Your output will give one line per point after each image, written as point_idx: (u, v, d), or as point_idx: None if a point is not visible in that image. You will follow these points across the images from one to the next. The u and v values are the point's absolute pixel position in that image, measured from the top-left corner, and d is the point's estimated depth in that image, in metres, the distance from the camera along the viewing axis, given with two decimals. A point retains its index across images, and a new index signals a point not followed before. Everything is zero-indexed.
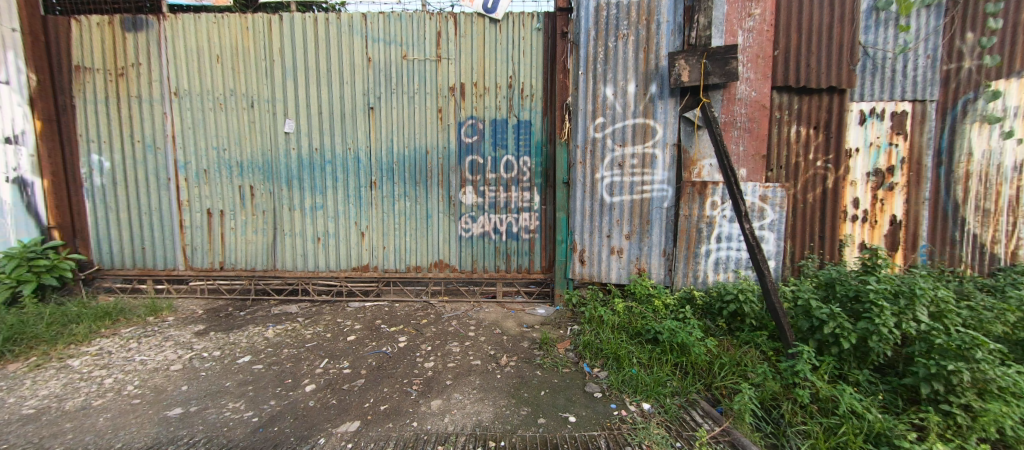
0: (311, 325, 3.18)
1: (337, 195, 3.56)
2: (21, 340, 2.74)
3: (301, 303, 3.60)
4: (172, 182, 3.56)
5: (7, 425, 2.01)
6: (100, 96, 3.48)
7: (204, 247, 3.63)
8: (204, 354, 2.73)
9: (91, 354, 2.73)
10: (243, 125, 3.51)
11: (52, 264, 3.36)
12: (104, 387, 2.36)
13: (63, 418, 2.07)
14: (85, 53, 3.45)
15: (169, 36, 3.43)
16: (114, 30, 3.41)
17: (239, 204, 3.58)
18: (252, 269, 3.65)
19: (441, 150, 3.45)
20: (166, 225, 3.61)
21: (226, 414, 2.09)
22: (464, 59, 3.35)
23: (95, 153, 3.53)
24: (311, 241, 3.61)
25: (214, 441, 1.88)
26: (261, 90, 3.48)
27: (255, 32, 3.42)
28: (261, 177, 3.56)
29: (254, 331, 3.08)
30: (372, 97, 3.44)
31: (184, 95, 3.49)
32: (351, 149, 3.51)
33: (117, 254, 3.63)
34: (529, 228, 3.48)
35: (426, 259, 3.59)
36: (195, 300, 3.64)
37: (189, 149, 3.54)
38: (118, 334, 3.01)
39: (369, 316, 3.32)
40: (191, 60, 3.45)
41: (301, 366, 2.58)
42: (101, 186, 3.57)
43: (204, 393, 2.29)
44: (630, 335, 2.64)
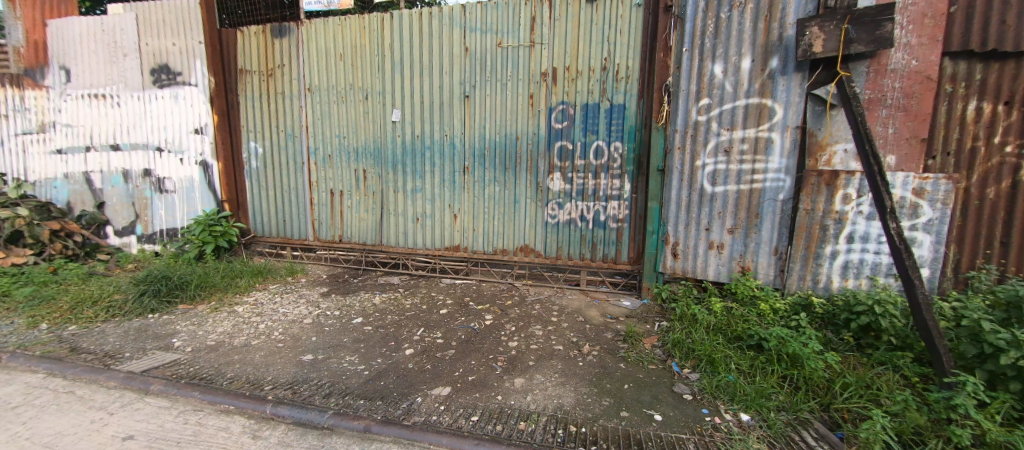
0: (410, 296, 3.53)
1: (434, 179, 3.84)
2: (206, 287, 3.55)
3: (402, 276, 4.02)
4: (305, 165, 4.20)
5: (199, 351, 2.64)
6: (255, 93, 4.22)
7: (328, 222, 4.23)
8: (328, 312, 3.23)
9: (250, 303, 3.41)
10: (359, 115, 3.96)
11: (223, 231, 4.23)
12: (259, 330, 2.94)
13: (232, 351, 2.64)
14: (246, 57, 4.18)
15: (305, 40, 3.99)
16: (266, 37, 4.08)
17: (354, 185, 4.09)
18: (363, 243, 4.16)
19: (531, 136, 3.48)
20: (300, 202, 4.28)
21: (344, 365, 2.46)
22: (557, 42, 3.30)
23: (252, 141, 4.31)
24: (411, 221, 3.97)
25: (335, 386, 2.23)
26: (374, 83, 3.87)
27: (370, 31, 3.80)
28: (372, 162, 4.00)
29: (364, 297, 3.54)
30: (468, 85, 3.60)
31: (315, 90, 4.06)
32: (448, 136, 3.73)
33: (266, 224, 4.43)
34: (617, 217, 3.36)
35: (513, 243, 3.69)
36: (320, 266, 4.30)
37: (318, 137, 4.12)
38: (267, 289, 3.71)
39: (459, 293, 3.57)
40: (320, 59, 3.98)
41: (402, 331, 2.89)
42: (255, 168, 4.36)
43: (328, 345, 2.72)
44: (728, 338, 2.41)
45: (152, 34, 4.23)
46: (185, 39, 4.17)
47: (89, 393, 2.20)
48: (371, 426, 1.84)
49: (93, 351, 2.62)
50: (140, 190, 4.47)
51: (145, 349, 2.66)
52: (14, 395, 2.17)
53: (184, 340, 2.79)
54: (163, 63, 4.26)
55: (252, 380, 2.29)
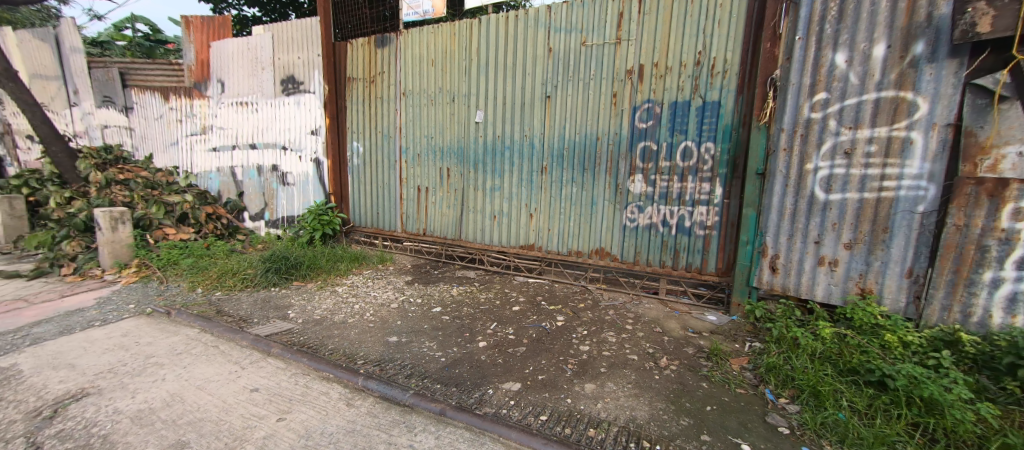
0: (484, 291, 3.67)
1: (512, 179, 3.93)
2: (314, 269, 4.08)
3: (478, 271, 4.19)
4: (397, 163, 4.60)
5: (307, 323, 3.05)
6: (360, 99, 4.72)
7: (414, 216, 4.58)
8: (411, 299, 3.50)
9: (347, 285, 3.84)
10: (446, 117, 4.21)
11: (329, 220, 4.82)
12: (354, 309, 3.30)
13: (332, 326, 3.00)
14: (353, 66, 4.70)
15: (402, 48, 4.36)
16: (370, 48, 4.55)
17: (439, 183, 4.36)
18: (444, 237, 4.42)
19: (612, 136, 3.38)
20: (392, 197, 4.69)
21: (424, 349, 2.64)
22: (645, 37, 3.15)
23: (355, 141, 4.85)
24: (489, 218, 4.12)
25: (416, 368, 2.42)
26: (461, 87, 4.08)
27: (460, 37, 4.01)
28: (456, 161, 4.23)
29: (443, 288, 3.77)
30: (550, 85, 3.61)
31: (408, 94, 4.42)
32: (528, 136, 3.79)
33: (363, 216, 4.95)
34: (705, 224, 3.10)
35: (588, 245, 3.62)
36: (406, 256, 4.68)
37: (409, 137, 4.48)
38: (362, 273, 4.16)
39: (532, 292, 3.61)
40: (415, 65, 4.32)
41: (476, 324, 3.01)
42: (357, 166, 4.89)
43: (410, 330, 2.94)
44: (839, 370, 2.08)
45: (283, 50, 4.97)
46: (307, 53, 4.83)
47: (228, 349, 2.68)
48: (446, 410, 1.96)
49: (232, 315, 3.18)
50: (268, 182, 5.29)
51: (268, 317, 3.15)
52: (179, 344, 2.74)
53: (296, 313, 3.24)
54: (290, 75, 4.99)
55: (347, 353, 2.58)
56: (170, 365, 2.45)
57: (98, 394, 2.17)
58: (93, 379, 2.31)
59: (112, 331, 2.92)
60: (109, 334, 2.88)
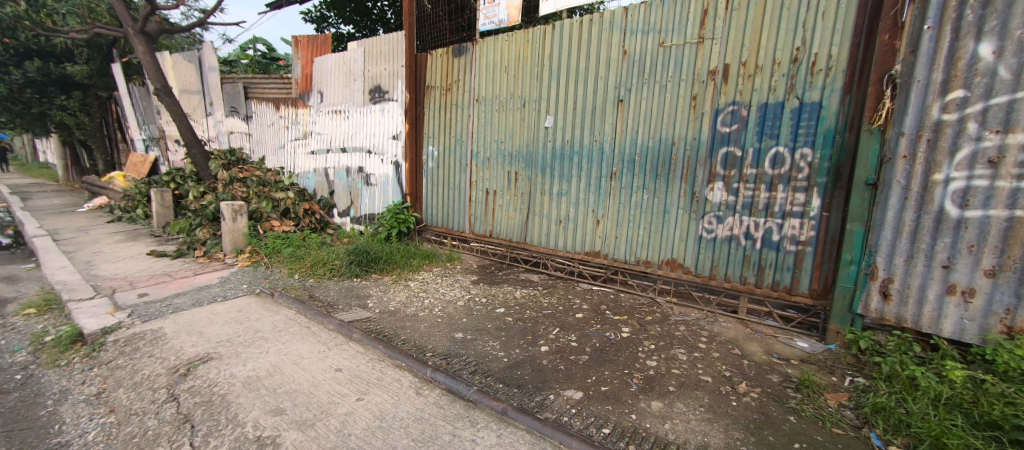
0: (548, 295, 3.67)
1: (580, 184, 3.89)
2: (390, 263, 4.40)
3: (541, 275, 4.21)
4: (468, 167, 4.80)
5: (383, 313, 3.30)
6: (437, 106, 5.03)
7: (482, 218, 4.74)
8: (476, 298, 3.63)
9: (419, 281, 4.09)
10: (516, 122, 4.30)
11: (404, 218, 5.18)
12: (425, 304, 3.51)
13: (405, 318, 3.22)
14: (432, 75, 5.01)
15: (477, 56, 4.55)
16: (448, 57, 4.82)
17: (506, 186, 4.47)
18: (509, 240, 4.51)
19: (690, 141, 3.19)
20: (462, 199, 4.91)
21: (488, 348, 2.72)
22: (733, 35, 2.92)
23: (431, 146, 5.17)
24: (554, 223, 4.11)
25: (479, 365, 2.50)
26: (532, 92, 4.14)
27: (533, 43, 4.08)
28: (524, 165, 4.30)
29: (508, 289, 3.84)
30: (623, 89, 3.51)
31: (481, 101, 4.59)
32: (598, 141, 3.72)
33: (435, 216, 5.25)
34: (797, 239, 2.78)
35: (659, 256, 3.45)
36: (472, 256, 4.86)
37: (481, 142, 4.65)
38: (432, 270, 4.40)
39: (596, 300, 3.52)
40: (489, 72, 4.48)
41: (539, 328, 3.02)
42: (432, 168, 5.20)
43: (475, 328, 3.05)
44: (974, 423, 1.73)
45: (372, 62, 5.46)
46: (392, 64, 5.25)
47: (318, 330, 3.00)
48: (508, 410, 1.99)
49: (321, 300, 3.56)
50: (354, 182, 5.82)
51: (350, 304, 3.48)
52: (279, 322, 3.13)
53: (374, 303, 3.53)
54: (377, 85, 5.46)
55: (417, 345, 2.75)
56: (272, 340, 2.82)
57: (219, 359, 2.57)
58: (215, 346, 2.74)
59: (230, 307, 3.44)
60: (227, 308, 3.40)
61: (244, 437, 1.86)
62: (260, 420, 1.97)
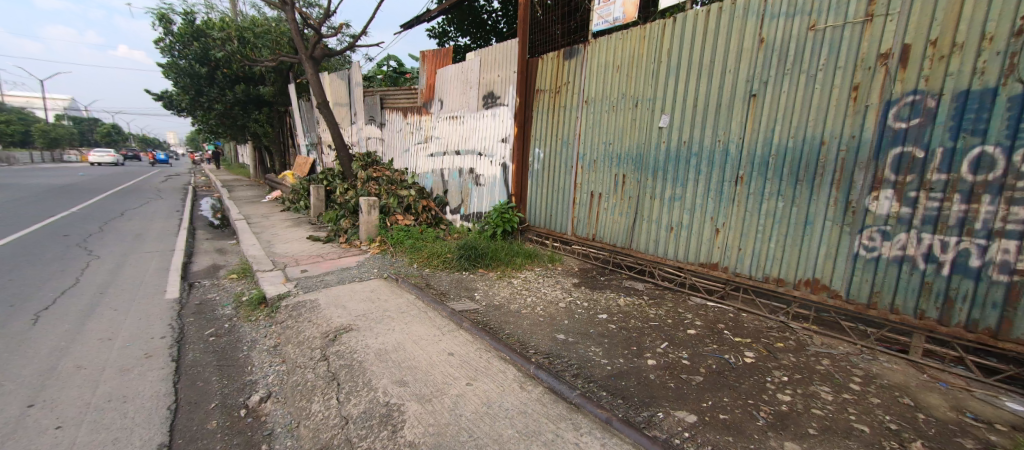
0: (654, 306, 3.44)
1: (696, 189, 3.57)
2: (495, 260, 4.63)
3: (647, 284, 3.97)
4: (573, 169, 4.79)
5: (489, 307, 3.49)
6: (545, 109, 5.13)
7: (585, 220, 4.68)
8: (578, 302, 3.59)
9: (521, 279, 4.22)
10: (627, 123, 4.14)
11: (509, 218, 5.38)
12: (528, 302, 3.60)
13: (509, 314, 3.35)
14: (543, 79, 5.14)
15: (589, 57, 4.51)
16: (559, 60, 4.88)
17: (613, 189, 4.33)
18: (613, 244, 4.36)
19: (846, 140, 2.67)
20: (566, 200, 4.92)
21: (590, 353, 2.66)
22: (918, 7, 2.35)
23: (538, 148, 5.30)
24: (664, 229, 3.85)
25: (582, 369, 2.46)
26: (647, 91, 3.93)
27: (650, 39, 3.87)
28: (633, 168, 4.12)
29: (610, 296, 3.71)
30: (757, 82, 3.11)
31: (591, 102, 4.53)
32: (722, 142, 3.37)
33: (538, 217, 5.37)
34: (1012, 267, 2.12)
35: (795, 273, 2.98)
36: (573, 259, 4.84)
37: (588, 144, 4.59)
38: (534, 270, 4.50)
39: (712, 317, 3.19)
40: (600, 72, 4.40)
41: (645, 339, 2.86)
42: (537, 170, 5.33)
43: (577, 331, 3.02)
44: None
45: (487, 70, 5.81)
46: (505, 71, 5.50)
47: (433, 315, 3.31)
48: (612, 420, 1.92)
49: (435, 289, 3.92)
50: (465, 182, 6.24)
51: (460, 295, 3.77)
52: (402, 305, 3.54)
53: (480, 296, 3.76)
54: (491, 91, 5.79)
55: (520, 341, 2.83)
56: (396, 320, 3.20)
57: (357, 331, 3.02)
58: (353, 319, 3.22)
59: (365, 287, 4.01)
60: (363, 288, 3.97)
61: (376, 401, 2.16)
62: (388, 388, 2.26)
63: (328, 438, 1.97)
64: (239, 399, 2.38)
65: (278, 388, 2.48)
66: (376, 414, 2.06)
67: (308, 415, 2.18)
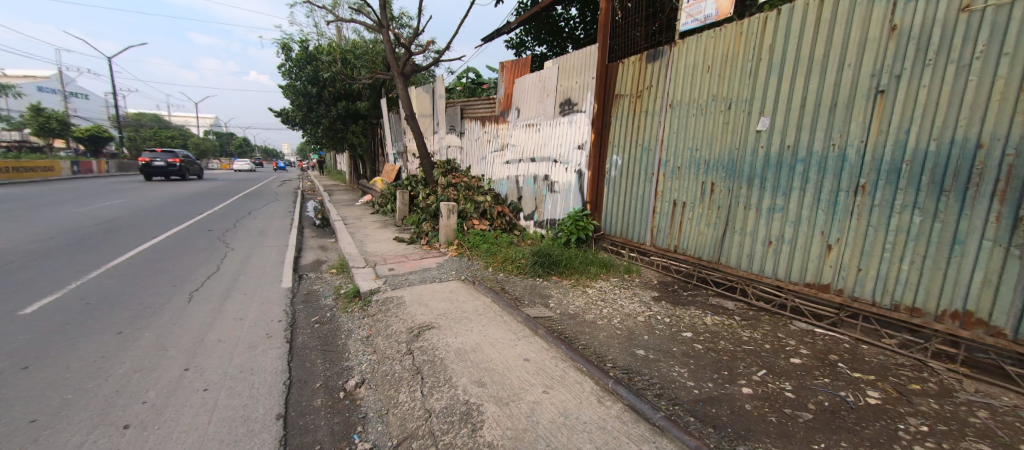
0: (748, 328, 3.12)
1: (802, 200, 3.18)
2: (569, 268, 4.58)
3: (738, 303, 3.61)
4: (654, 176, 4.57)
5: (563, 315, 3.46)
6: (625, 114, 4.98)
7: (666, 231, 4.42)
8: (658, 317, 3.39)
9: (597, 289, 4.11)
10: (718, 127, 3.84)
11: (584, 226, 5.28)
12: (604, 313, 3.50)
13: (584, 324, 3.28)
14: (623, 84, 5.00)
15: (675, 59, 4.28)
16: (642, 64, 4.72)
17: (698, 198, 4.04)
18: (698, 258, 4.05)
19: (1013, 142, 2.17)
20: (644, 209, 4.70)
21: (674, 373, 2.48)
22: None
23: (616, 155, 5.15)
24: (760, 244, 3.48)
25: (665, 390, 2.30)
26: (742, 92, 3.62)
27: (748, 35, 3.55)
28: (723, 175, 3.80)
29: (695, 313, 3.44)
30: (886, 76, 2.67)
31: (676, 106, 4.29)
32: (837, 146, 2.95)
33: (614, 226, 5.21)
34: None
35: (936, 302, 2.49)
36: (652, 271, 4.58)
37: (671, 150, 4.35)
38: (609, 280, 4.36)
39: (821, 346, 2.79)
40: (688, 74, 4.15)
41: (737, 363, 2.59)
42: (614, 177, 5.18)
43: (658, 348, 2.84)
44: None
45: (565, 78, 5.81)
46: (583, 77, 5.45)
47: (509, 319, 3.38)
48: None
49: (510, 293, 4.00)
50: (540, 189, 6.27)
51: (535, 301, 3.78)
52: (478, 307, 3.66)
53: (554, 303, 3.74)
54: (568, 98, 5.77)
55: (597, 353, 2.75)
56: (474, 321, 3.33)
57: (438, 328, 3.19)
58: (435, 318, 3.42)
59: (445, 288, 4.24)
60: (443, 289, 4.20)
61: (457, 399, 2.25)
62: (468, 388, 2.34)
63: (413, 428, 2.10)
64: (338, 382, 2.65)
65: (370, 376, 2.71)
66: (456, 412, 2.15)
67: (396, 404, 2.35)
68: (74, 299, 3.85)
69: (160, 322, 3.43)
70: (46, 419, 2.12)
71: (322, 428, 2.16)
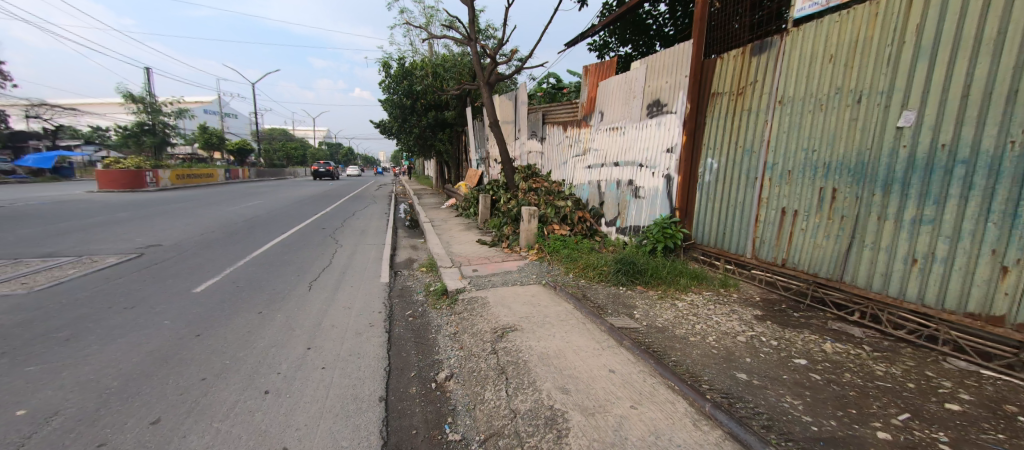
0: (882, 361, 2.63)
1: (962, 210, 2.60)
2: (656, 278, 4.33)
3: (868, 330, 3.06)
4: (758, 181, 4.13)
5: (650, 328, 3.28)
6: (724, 114, 4.58)
7: (772, 242, 3.96)
8: (763, 338, 3.03)
9: (687, 302, 3.82)
10: (844, 125, 3.33)
11: (672, 233, 4.93)
12: (697, 329, 3.24)
13: (674, 339, 3.07)
14: (723, 81, 4.61)
15: (788, 50, 3.83)
16: (745, 58, 4.30)
17: (815, 206, 3.54)
18: (814, 274, 3.55)
19: None
20: (745, 217, 4.27)
21: (785, 404, 2.19)
22: None
23: (711, 158, 4.76)
24: (900, 262, 2.92)
25: (775, 422, 2.03)
26: (878, 82, 3.09)
27: (887, 15, 3.02)
28: (849, 180, 3.28)
29: (810, 338, 3.01)
30: None
31: (788, 102, 3.83)
32: (1018, 144, 2.36)
33: (707, 234, 4.80)
34: None
35: None
36: (753, 287, 4.12)
37: (781, 151, 3.89)
38: (702, 294, 4.02)
39: (991, 393, 2.23)
40: (803, 66, 3.68)
41: (869, 401, 2.20)
42: (708, 182, 4.79)
43: (765, 373, 2.53)
44: None
45: (654, 78, 5.54)
46: (675, 76, 5.13)
47: (592, 327, 3.31)
48: None
49: (593, 301, 3.91)
50: (623, 194, 6.04)
51: (619, 311, 3.65)
52: (560, 313, 3.65)
53: (640, 315, 3.56)
54: (657, 98, 5.48)
55: (690, 372, 2.56)
56: (556, 327, 3.32)
57: (521, 331, 3.26)
58: (518, 320, 3.49)
59: (526, 291, 4.30)
60: (525, 292, 4.27)
61: (541, 403, 2.27)
62: (553, 393, 2.35)
63: (499, 426, 2.16)
64: (430, 373, 2.85)
65: (459, 371, 2.86)
66: (541, 416, 2.16)
67: (482, 400, 2.45)
68: (229, 283, 4.73)
69: (288, 306, 4.04)
70: (211, 379, 2.62)
71: (417, 415, 2.34)
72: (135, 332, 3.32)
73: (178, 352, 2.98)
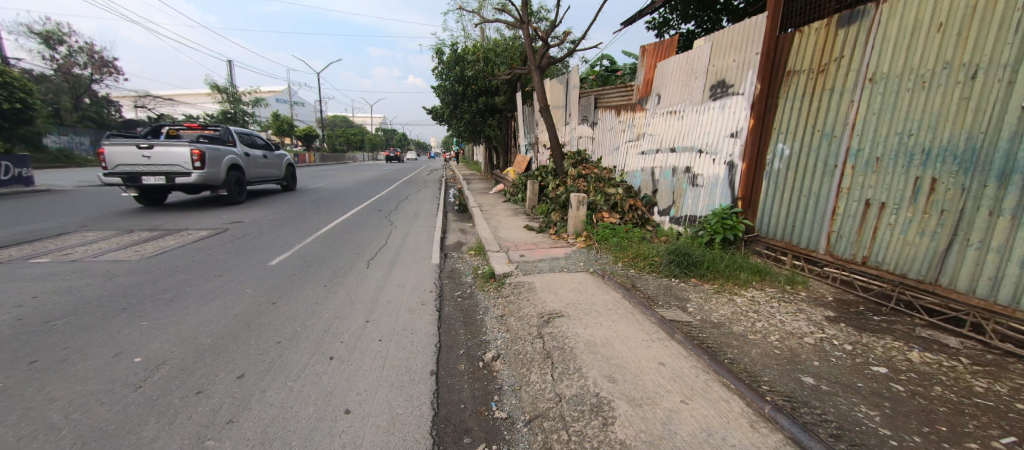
0: (983, 377, 2.30)
1: None
2: (712, 271, 4.10)
3: (967, 341, 2.68)
4: (837, 169, 3.72)
5: (704, 322, 3.13)
6: (800, 94, 4.15)
7: (851, 238, 3.57)
8: (834, 341, 2.77)
9: (747, 298, 3.58)
10: (951, 105, 2.89)
11: (732, 225, 4.61)
12: (758, 327, 3.04)
13: (731, 336, 2.91)
14: (800, 58, 4.17)
15: (884, 21, 3.37)
16: (829, 31, 3.84)
17: (907, 199, 3.13)
18: (900, 275, 3.17)
19: None
20: (820, 209, 3.88)
21: (859, 414, 2.00)
22: None
23: (782, 143, 4.36)
24: (1016, 265, 2.52)
25: (845, 432, 1.86)
26: (1000, 53, 2.62)
27: None
28: (954, 170, 2.85)
29: (892, 345, 2.70)
30: None
31: (881, 79, 3.38)
32: None
33: (774, 227, 4.44)
34: None
35: None
36: (826, 285, 3.76)
37: (868, 136, 3.47)
38: (764, 290, 3.75)
39: None
40: (903, 38, 3.22)
41: (963, 419, 1.94)
42: (778, 170, 4.40)
43: (835, 379, 2.33)
44: None
45: (720, 56, 5.14)
46: (744, 53, 4.72)
47: (641, 318, 3.22)
48: None
49: (642, 291, 3.81)
50: (679, 182, 5.73)
51: (670, 303, 3.52)
52: (608, 301, 3.59)
53: (694, 308, 3.41)
54: (721, 79, 5.10)
55: (748, 371, 2.41)
56: (603, 315, 3.28)
57: (568, 317, 3.26)
58: (564, 307, 3.49)
59: (573, 278, 4.28)
60: (572, 279, 4.24)
61: (586, 389, 2.27)
62: (599, 381, 2.33)
63: (545, 408, 2.19)
64: (477, 353, 2.94)
65: (505, 352, 2.93)
66: (587, 402, 2.16)
67: (528, 382, 2.49)
68: (298, 258, 5.19)
69: (348, 282, 4.34)
70: (284, 342, 2.91)
71: (465, 390, 2.44)
72: (222, 297, 3.76)
73: (258, 317, 3.34)
